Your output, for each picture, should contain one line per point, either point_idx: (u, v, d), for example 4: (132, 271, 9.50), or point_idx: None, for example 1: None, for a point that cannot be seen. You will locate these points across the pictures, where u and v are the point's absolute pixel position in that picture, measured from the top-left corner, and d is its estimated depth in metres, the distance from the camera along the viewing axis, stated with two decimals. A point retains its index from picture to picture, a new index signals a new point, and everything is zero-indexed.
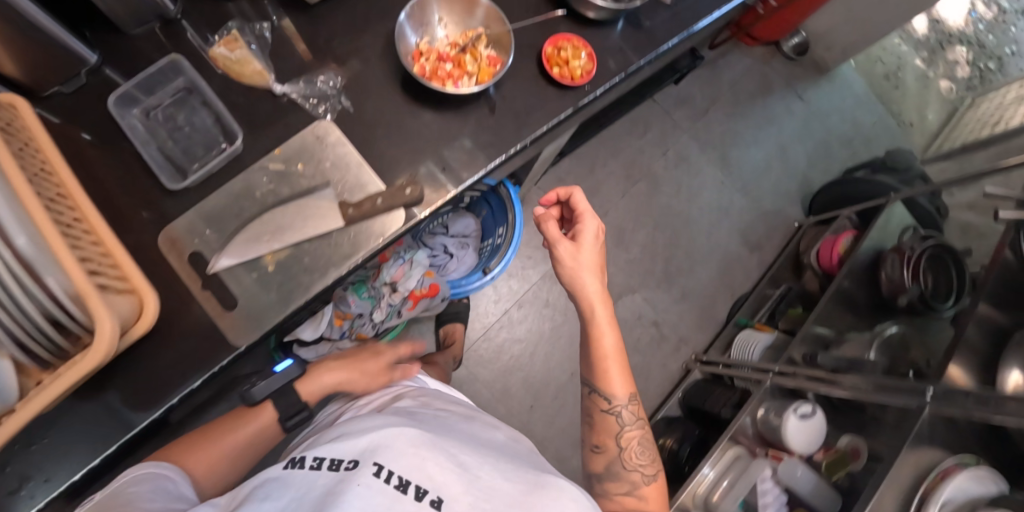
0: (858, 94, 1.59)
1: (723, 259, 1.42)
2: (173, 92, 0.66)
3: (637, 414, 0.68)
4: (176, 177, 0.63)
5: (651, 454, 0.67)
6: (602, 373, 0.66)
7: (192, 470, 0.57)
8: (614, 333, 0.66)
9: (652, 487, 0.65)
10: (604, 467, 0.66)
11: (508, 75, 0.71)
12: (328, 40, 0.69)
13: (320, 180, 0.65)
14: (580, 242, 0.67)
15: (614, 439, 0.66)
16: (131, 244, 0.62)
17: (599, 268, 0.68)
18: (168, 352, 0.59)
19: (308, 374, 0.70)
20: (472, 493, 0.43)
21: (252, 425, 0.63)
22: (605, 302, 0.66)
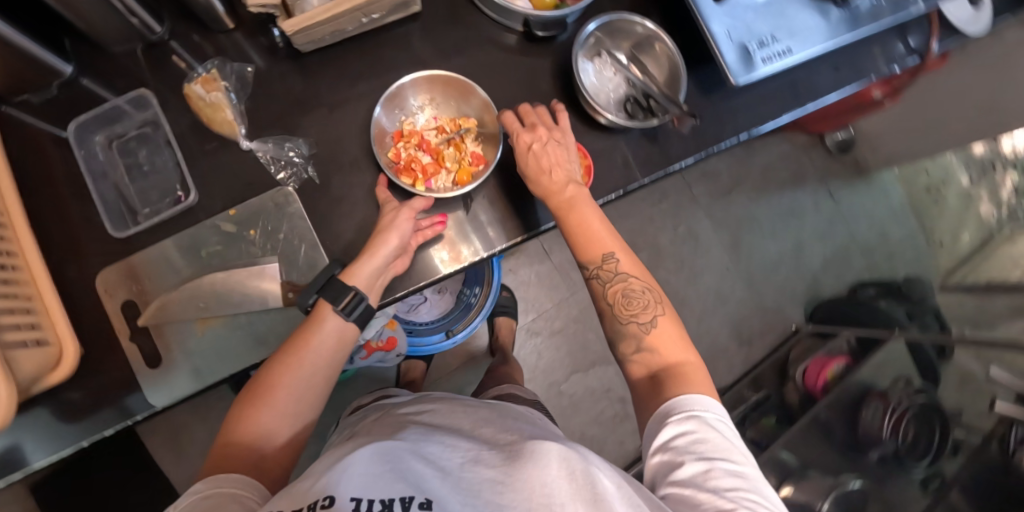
0: (894, 203, 1.51)
1: (709, 349, 1.35)
2: (138, 125, 0.64)
3: (625, 266, 0.60)
4: (122, 225, 0.62)
5: (650, 297, 0.59)
6: (581, 243, 0.60)
7: (254, 438, 0.50)
8: (585, 201, 0.60)
9: (660, 328, 0.57)
10: (610, 331, 0.60)
11: (493, 173, 0.67)
12: (315, 98, 0.66)
13: (269, 252, 0.62)
14: (534, 143, 0.60)
15: (604, 301, 0.60)
16: (72, 276, 0.61)
17: (565, 156, 0.61)
18: (86, 396, 0.60)
19: (358, 255, 0.58)
20: (461, 495, 0.39)
21: (325, 323, 0.56)
22: (566, 182, 0.60)
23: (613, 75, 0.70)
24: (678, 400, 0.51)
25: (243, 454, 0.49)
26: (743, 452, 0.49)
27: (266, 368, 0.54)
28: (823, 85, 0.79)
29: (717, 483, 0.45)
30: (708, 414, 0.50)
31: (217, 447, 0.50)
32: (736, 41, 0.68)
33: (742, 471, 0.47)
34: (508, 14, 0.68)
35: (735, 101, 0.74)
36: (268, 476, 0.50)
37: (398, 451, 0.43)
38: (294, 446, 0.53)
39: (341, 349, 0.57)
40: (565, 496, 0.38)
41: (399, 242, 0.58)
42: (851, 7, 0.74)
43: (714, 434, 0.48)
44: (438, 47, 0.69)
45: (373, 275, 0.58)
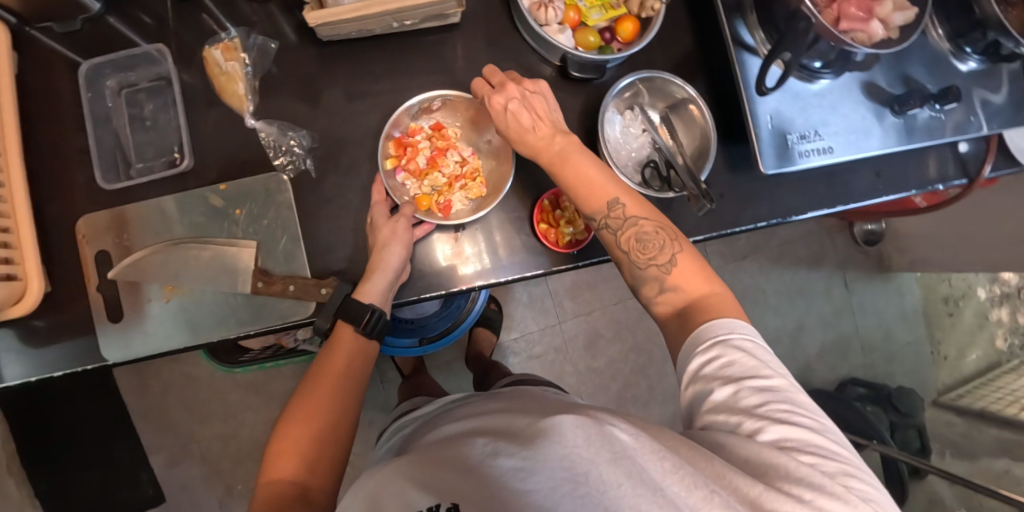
0: (908, 307, 1.46)
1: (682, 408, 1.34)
2: (152, 77, 0.66)
3: (634, 208, 0.53)
4: (114, 174, 0.63)
5: (665, 236, 0.52)
6: (580, 196, 0.54)
7: (294, 468, 0.51)
8: (579, 150, 0.55)
9: (682, 267, 0.51)
10: (631, 279, 0.54)
11: (491, 206, 0.66)
12: (336, 91, 0.65)
13: (251, 234, 0.62)
14: (513, 99, 0.56)
15: (617, 249, 0.54)
16: (54, 214, 0.61)
17: (547, 113, 0.57)
18: (41, 335, 0.59)
19: (366, 274, 0.59)
20: (485, 489, 0.37)
21: (345, 342, 0.60)
22: (554, 135, 0.55)
23: (641, 132, 0.67)
24: (707, 328, 0.47)
25: (289, 485, 0.50)
26: (780, 366, 0.44)
27: (295, 402, 0.56)
28: (857, 189, 0.76)
29: (750, 402, 0.41)
30: (736, 336, 0.45)
31: (261, 489, 0.50)
32: (775, 128, 0.65)
33: (777, 387, 0.42)
34: (547, 47, 0.65)
35: (761, 188, 0.71)
36: (317, 504, 0.50)
37: (429, 465, 0.43)
38: (336, 464, 0.54)
39: (361, 364, 0.61)
40: (598, 464, 0.34)
41: (405, 253, 0.59)
42: (909, 117, 0.70)
43: (743, 356, 0.44)
44: (470, 65, 0.68)
45: (385, 288, 0.59)
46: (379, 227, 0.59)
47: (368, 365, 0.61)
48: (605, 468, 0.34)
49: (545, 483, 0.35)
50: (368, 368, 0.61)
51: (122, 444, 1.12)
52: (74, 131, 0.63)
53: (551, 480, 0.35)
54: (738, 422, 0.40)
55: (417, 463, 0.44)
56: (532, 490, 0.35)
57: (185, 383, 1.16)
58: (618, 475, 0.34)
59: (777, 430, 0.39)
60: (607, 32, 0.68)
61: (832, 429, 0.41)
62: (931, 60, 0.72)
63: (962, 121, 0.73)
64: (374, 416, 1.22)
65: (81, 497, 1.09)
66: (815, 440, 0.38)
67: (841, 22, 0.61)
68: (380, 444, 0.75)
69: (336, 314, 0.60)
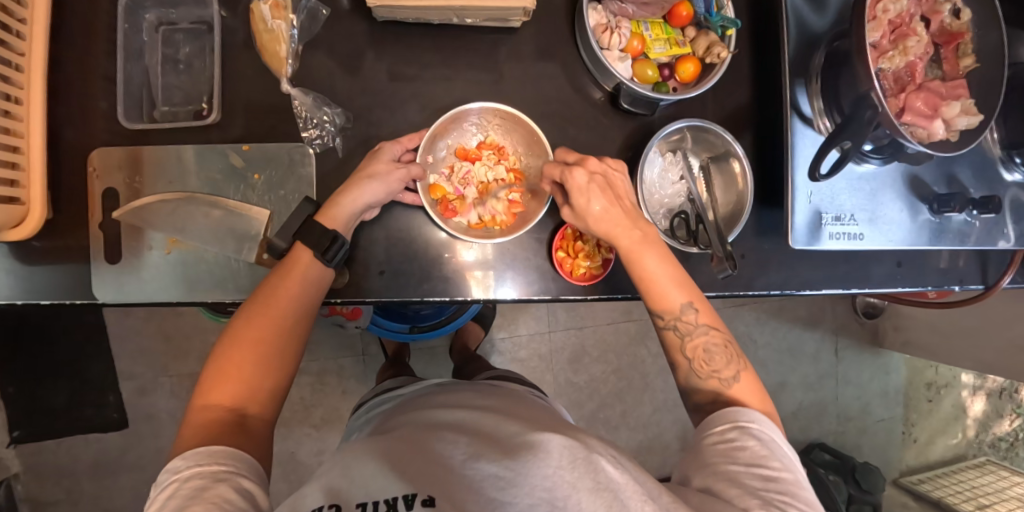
0: (890, 385, 1.48)
1: (651, 437, 1.36)
2: (195, 20, 0.64)
3: (704, 316, 0.54)
4: (138, 112, 0.62)
5: (731, 351, 0.53)
6: (650, 296, 0.55)
7: (232, 394, 0.48)
8: (655, 247, 0.54)
9: (742, 384, 0.52)
10: (683, 383, 0.55)
11: (512, 220, 0.65)
12: (381, 71, 0.63)
13: (265, 202, 0.61)
14: (594, 179, 0.54)
15: (681, 354, 0.54)
16: (68, 140, 0.59)
17: (623, 198, 0.56)
18: (33, 260, 0.58)
19: (336, 195, 0.56)
20: (457, 490, 0.36)
21: (302, 266, 0.54)
22: (632, 224, 0.54)
23: (677, 179, 0.66)
24: (732, 411, 0.48)
25: (225, 410, 0.47)
26: (793, 462, 0.44)
27: (237, 324, 0.51)
28: (876, 276, 0.75)
29: (754, 483, 0.41)
30: (755, 424, 0.46)
31: (193, 413, 0.46)
32: (813, 205, 0.64)
33: (784, 477, 0.41)
34: (603, 72, 0.64)
35: (784, 257, 0.71)
36: (253, 432, 0.46)
37: (404, 454, 0.42)
38: (275, 395, 0.51)
39: (317, 296, 0.55)
40: (578, 491, 0.34)
41: (382, 196, 0.57)
42: (944, 218, 0.69)
43: (757, 444, 0.44)
44: (522, 72, 0.66)
45: (352, 216, 0.56)
46: (376, 160, 0.57)
47: (322, 296, 0.56)
48: (584, 495, 0.34)
49: (523, 499, 0.34)
50: (320, 301, 0.56)
51: (96, 364, 1.11)
52: (106, 56, 0.61)
53: (528, 496, 0.34)
54: (736, 497, 0.40)
55: (393, 452, 0.43)
56: (508, 503, 0.34)
57: (170, 315, 1.15)
58: (596, 506, 0.33)
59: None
60: (666, 68, 0.66)
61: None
62: (979, 166, 0.71)
63: (993, 232, 0.72)
64: (349, 385, 1.22)
65: (44, 408, 1.08)
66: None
67: (904, 114, 0.60)
68: (355, 419, 0.72)
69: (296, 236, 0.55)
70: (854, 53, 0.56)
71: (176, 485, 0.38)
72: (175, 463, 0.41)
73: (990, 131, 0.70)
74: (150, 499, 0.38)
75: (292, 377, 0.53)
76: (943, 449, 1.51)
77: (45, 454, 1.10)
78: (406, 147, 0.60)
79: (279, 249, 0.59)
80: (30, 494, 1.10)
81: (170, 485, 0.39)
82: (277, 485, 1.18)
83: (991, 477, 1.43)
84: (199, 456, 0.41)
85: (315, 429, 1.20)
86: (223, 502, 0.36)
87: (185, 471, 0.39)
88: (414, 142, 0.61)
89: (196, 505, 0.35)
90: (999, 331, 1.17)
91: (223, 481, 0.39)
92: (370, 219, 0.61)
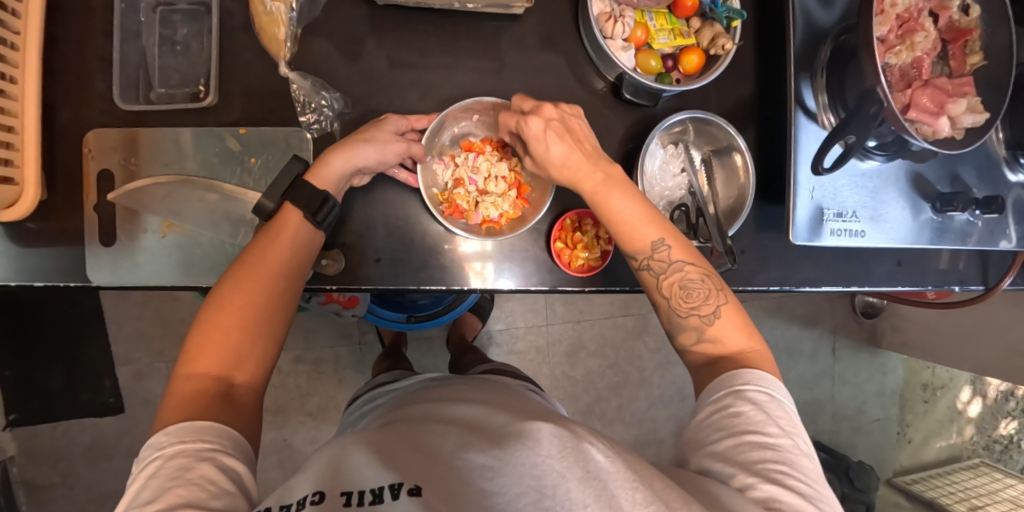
0: (886, 384, 1.48)
1: (646, 432, 1.36)
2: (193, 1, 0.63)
3: (679, 252, 0.53)
4: (134, 94, 0.61)
5: (710, 284, 0.52)
6: (622, 237, 0.54)
7: (218, 362, 0.47)
8: (619, 187, 0.53)
9: (726, 318, 0.51)
10: (667, 324, 0.54)
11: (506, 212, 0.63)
12: (381, 55, 0.62)
13: (261, 187, 0.60)
14: (551, 123, 0.52)
15: (659, 293, 0.54)
16: (64, 120, 0.59)
17: (582, 141, 0.54)
18: (27, 241, 0.57)
19: (325, 155, 0.56)
20: (446, 477, 0.36)
21: (291, 228, 0.54)
22: (594, 165, 0.53)
23: (678, 171, 0.65)
24: (731, 376, 0.47)
25: (211, 379, 0.46)
26: (792, 426, 0.43)
27: (223, 287, 0.50)
28: (876, 274, 0.75)
29: (749, 457, 0.40)
30: (751, 387, 0.45)
31: (178, 382, 0.45)
32: (815, 201, 0.64)
33: (780, 448, 0.41)
34: (606, 63, 0.63)
35: (784, 253, 0.70)
36: (240, 405, 0.46)
37: (393, 445, 0.42)
38: (263, 363, 0.50)
39: (306, 258, 0.55)
40: (567, 480, 0.34)
41: (374, 162, 0.57)
42: (947, 217, 0.69)
43: (753, 409, 0.44)
44: (524, 60, 0.65)
45: (341, 177, 0.56)
46: (376, 128, 0.57)
47: (311, 259, 0.56)
48: (574, 484, 0.34)
49: (510, 488, 0.34)
50: (310, 265, 0.56)
51: (92, 349, 1.11)
52: (103, 36, 0.60)
53: (516, 484, 0.34)
54: (731, 474, 0.40)
55: (382, 442, 0.42)
56: (496, 492, 0.34)
57: (167, 301, 1.15)
58: (586, 495, 0.33)
59: (772, 489, 0.37)
60: (670, 59, 0.65)
61: (830, 504, 0.39)
62: (984, 166, 0.71)
63: (996, 233, 0.71)
64: (345, 374, 1.21)
65: (39, 392, 1.08)
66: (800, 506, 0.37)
67: (909, 110, 0.60)
68: (349, 415, 0.71)
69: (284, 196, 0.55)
70: (861, 48, 0.55)
71: (158, 463, 0.38)
72: (158, 438, 0.40)
73: (996, 131, 0.70)
74: (133, 476, 0.38)
75: (280, 347, 0.52)
76: (937, 449, 1.52)
77: (41, 438, 1.10)
78: (412, 125, 0.61)
79: (268, 210, 0.56)
80: (26, 478, 1.10)
81: (152, 463, 0.38)
82: (272, 473, 1.18)
83: (985, 478, 1.42)
84: (183, 433, 0.40)
85: (310, 417, 1.20)
86: (206, 484, 0.36)
87: (168, 448, 0.39)
88: (421, 123, 0.61)
89: (178, 487, 0.35)
90: (998, 334, 1.16)
91: (207, 460, 0.38)
92: (358, 187, 0.60)
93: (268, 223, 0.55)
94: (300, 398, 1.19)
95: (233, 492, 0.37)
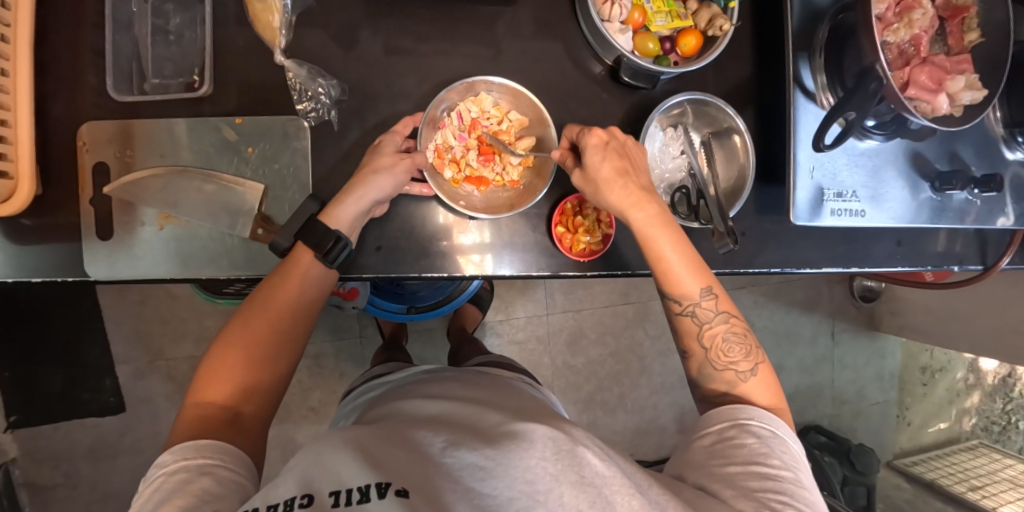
0: (885, 368, 1.50)
1: (647, 420, 1.36)
2: None
3: (723, 303, 0.54)
4: (128, 86, 0.60)
5: (749, 343, 0.53)
6: (666, 280, 0.54)
7: (225, 392, 0.47)
8: (669, 229, 0.54)
9: (758, 378, 0.52)
10: (695, 373, 0.55)
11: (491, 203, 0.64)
12: (377, 43, 0.62)
13: (258, 178, 0.60)
14: (608, 145, 0.55)
15: (698, 342, 0.54)
16: (55, 113, 0.58)
17: (638, 173, 0.55)
18: (21, 235, 0.57)
19: (340, 195, 0.55)
20: (433, 478, 0.35)
21: (303, 267, 0.54)
22: (645, 198, 0.54)
23: (677, 154, 0.65)
24: (731, 409, 0.49)
25: (219, 409, 0.46)
26: (795, 460, 0.44)
27: (234, 324, 0.51)
28: (876, 254, 0.75)
29: (751, 484, 0.40)
30: (755, 423, 0.47)
31: (186, 411, 0.46)
32: (816, 181, 0.64)
33: (782, 478, 0.41)
34: (604, 46, 0.63)
35: (784, 234, 0.70)
36: (243, 427, 0.46)
37: (377, 444, 0.39)
38: (272, 392, 0.51)
39: (319, 294, 0.55)
40: (560, 484, 0.34)
41: (389, 190, 0.56)
42: (945, 196, 0.69)
43: (757, 442, 0.45)
44: (521, 45, 0.65)
45: (357, 215, 0.55)
46: (379, 154, 0.56)
47: (324, 294, 0.56)
48: (566, 489, 0.34)
49: (503, 491, 0.34)
50: (322, 301, 0.56)
51: (90, 348, 1.10)
52: (95, 28, 0.59)
53: (509, 488, 0.34)
54: (732, 497, 0.40)
55: (365, 441, 0.40)
56: (486, 493, 0.34)
57: (165, 298, 1.14)
58: (578, 501, 0.34)
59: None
60: (667, 41, 0.65)
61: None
62: (982, 144, 0.71)
63: (993, 211, 0.71)
64: (346, 368, 1.21)
65: (37, 393, 1.07)
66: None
67: (909, 88, 0.59)
68: (343, 406, 0.71)
69: (296, 236, 0.55)
70: (859, 25, 0.55)
71: (162, 479, 0.38)
72: (163, 457, 0.40)
73: (993, 109, 0.70)
74: (139, 495, 0.38)
75: (290, 375, 0.53)
76: (936, 431, 1.53)
77: (42, 440, 1.09)
78: (404, 135, 0.59)
79: (282, 247, 0.56)
80: (27, 479, 1.09)
81: (156, 480, 0.38)
82: (276, 467, 1.18)
83: (983, 460, 1.43)
84: (185, 450, 0.40)
85: (311, 411, 1.19)
86: (204, 494, 0.36)
87: (171, 465, 0.39)
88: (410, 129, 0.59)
89: (178, 497, 0.35)
90: (997, 315, 1.17)
91: (208, 474, 0.38)
92: (377, 217, 0.60)
93: (280, 262, 0.55)
94: (300, 393, 1.19)
95: (231, 498, 0.37)
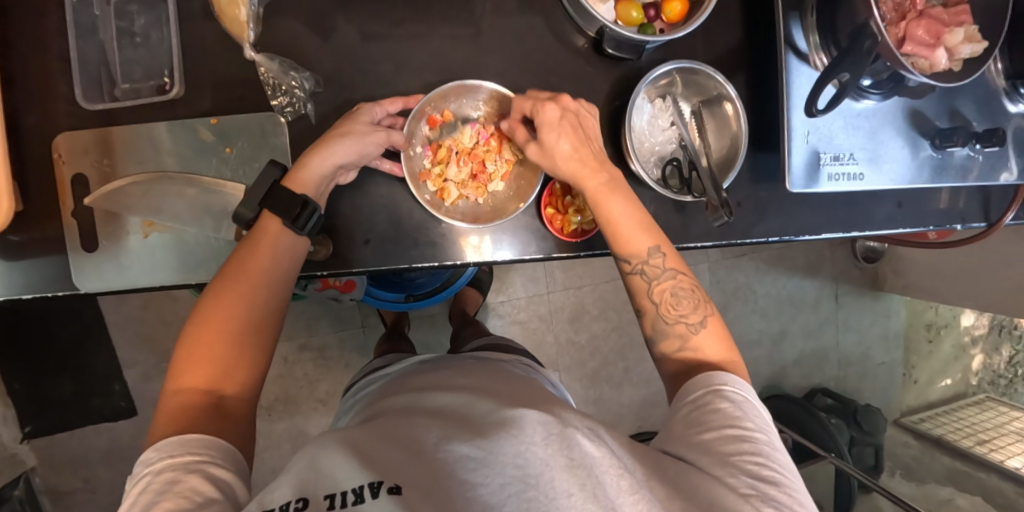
0: (890, 327, 1.49)
1: (655, 393, 1.37)
2: None
3: (671, 260, 0.53)
4: (100, 93, 0.59)
5: (697, 296, 0.53)
6: (615, 239, 0.54)
7: (204, 376, 0.46)
8: (620, 193, 0.54)
9: (708, 331, 0.51)
10: (650, 331, 0.54)
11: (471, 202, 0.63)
12: (350, 31, 0.60)
13: (238, 178, 0.58)
14: (565, 117, 0.54)
15: (648, 297, 0.53)
16: (28, 126, 0.57)
17: (590, 141, 0.55)
18: (7, 253, 0.56)
19: (303, 157, 0.54)
20: (431, 475, 0.35)
21: (272, 236, 0.53)
22: (599, 167, 0.54)
23: (668, 125, 0.63)
24: (707, 376, 0.47)
25: (201, 393, 0.46)
26: (766, 425, 0.43)
27: (207, 300, 0.49)
28: (877, 217, 0.74)
29: (726, 449, 0.40)
30: (728, 387, 0.45)
31: (167, 398, 0.45)
32: (811, 145, 0.62)
33: (756, 440, 0.41)
34: (586, 17, 0.60)
35: (779, 202, 0.69)
36: (231, 416, 0.46)
37: (373, 442, 0.39)
38: (254, 373, 0.50)
39: (291, 266, 0.54)
40: (552, 469, 0.34)
41: (355, 155, 0.54)
42: (947, 153, 0.67)
43: (732, 406, 0.44)
44: (499, 23, 0.62)
45: (322, 179, 0.54)
46: (353, 121, 0.55)
47: (296, 265, 0.55)
48: (558, 473, 0.34)
49: (494, 479, 0.33)
50: (297, 272, 0.55)
51: (96, 356, 1.10)
52: (59, 35, 0.57)
53: (500, 476, 0.33)
54: (709, 464, 0.39)
55: (361, 440, 0.39)
56: (478, 484, 0.33)
57: (166, 301, 1.14)
58: (570, 484, 0.33)
59: (747, 482, 0.37)
60: (652, 9, 0.62)
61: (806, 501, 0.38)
62: (983, 98, 0.68)
63: (996, 167, 0.69)
64: (351, 359, 1.22)
65: (50, 402, 1.09)
66: (779, 496, 0.37)
67: (904, 44, 0.57)
68: (344, 401, 0.71)
69: (264, 204, 0.54)
70: None
71: (149, 479, 0.37)
72: (148, 454, 0.40)
73: (994, 61, 0.67)
74: (126, 494, 0.38)
75: (271, 357, 0.52)
76: (942, 386, 1.54)
77: (59, 447, 1.11)
78: (387, 110, 0.58)
79: (247, 218, 0.55)
80: (49, 486, 1.11)
81: (143, 479, 0.38)
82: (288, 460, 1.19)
83: (991, 413, 1.44)
84: (172, 447, 0.40)
85: (321, 403, 1.20)
86: (193, 495, 0.35)
87: (157, 463, 0.39)
88: (396, 106, 0.58)
89: (167, 501, 0.35)
90: (1001, 270, 1.16)
91: (195, 472, 0.38)
92: (351, 186, 0.59)
93: (250, 232, 0.54)
94: (308, 385, 1.20)
95: (222, 500, 0.37)
